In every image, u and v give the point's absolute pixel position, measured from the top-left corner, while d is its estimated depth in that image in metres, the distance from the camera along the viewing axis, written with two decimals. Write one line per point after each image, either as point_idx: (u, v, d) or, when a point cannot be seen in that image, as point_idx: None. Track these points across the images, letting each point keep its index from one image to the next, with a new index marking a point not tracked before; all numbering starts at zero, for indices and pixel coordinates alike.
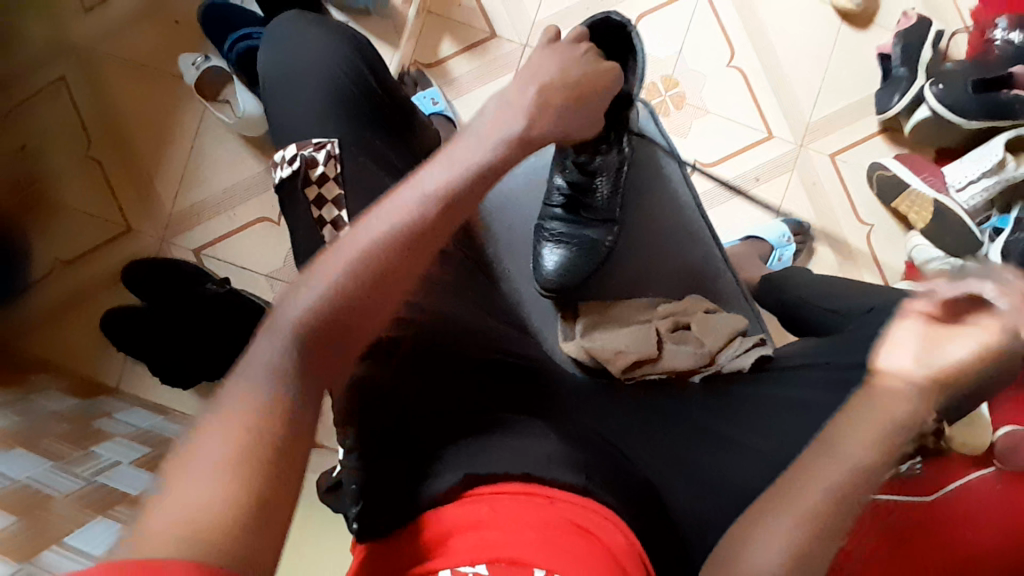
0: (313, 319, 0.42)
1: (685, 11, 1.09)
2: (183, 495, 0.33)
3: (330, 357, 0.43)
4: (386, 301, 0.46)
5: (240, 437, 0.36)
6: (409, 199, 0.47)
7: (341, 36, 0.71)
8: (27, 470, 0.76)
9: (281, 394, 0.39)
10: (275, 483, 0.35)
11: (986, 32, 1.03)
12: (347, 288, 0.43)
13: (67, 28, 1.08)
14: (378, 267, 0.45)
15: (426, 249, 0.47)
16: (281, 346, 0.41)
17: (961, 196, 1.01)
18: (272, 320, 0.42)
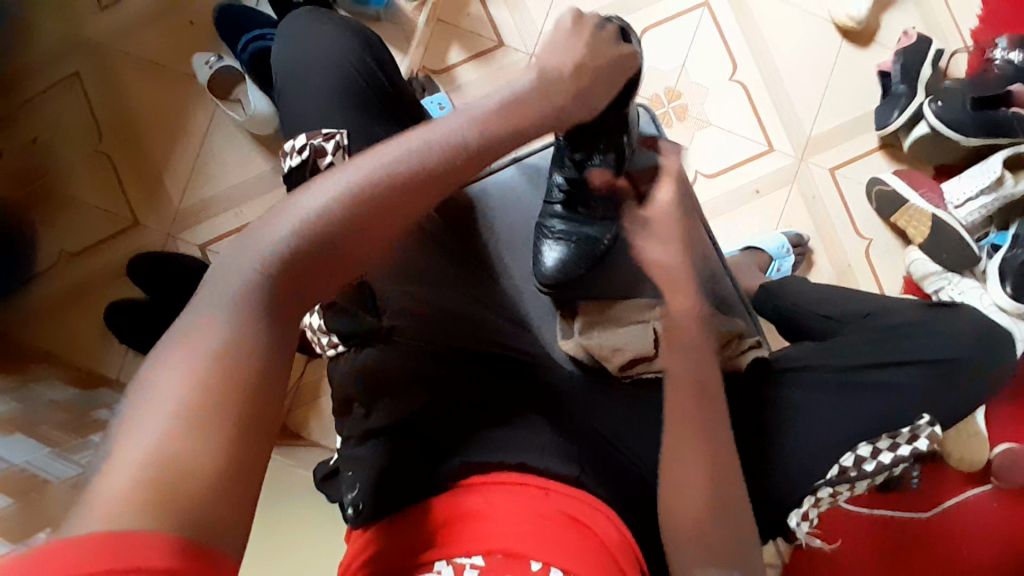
0: (280, 262, 0.44)
1: (688, 25, 1.11)
2: (145, 452, 0.34)
3: (292, 303, 0.44)
4: (357, 252, 0.46)
5: (204, 389, 0.37)
6: (391, 158, 0.48)
7: (351, 32, 0.73)
8: (25, 454, 0.76)
9: (244, 337, 0.40)
10: (241, 453, 0.36)
11: (986, 52, 1.07)
12: (315, 232, 0.45)
13: (83, 26, 1.10)
14: (350, 219, 0.45)
15: (403, 210, 0.48)
16: (245, 282, 0.42)
17: (960, 213, 1.02)
18: (240, 256, 0.43)
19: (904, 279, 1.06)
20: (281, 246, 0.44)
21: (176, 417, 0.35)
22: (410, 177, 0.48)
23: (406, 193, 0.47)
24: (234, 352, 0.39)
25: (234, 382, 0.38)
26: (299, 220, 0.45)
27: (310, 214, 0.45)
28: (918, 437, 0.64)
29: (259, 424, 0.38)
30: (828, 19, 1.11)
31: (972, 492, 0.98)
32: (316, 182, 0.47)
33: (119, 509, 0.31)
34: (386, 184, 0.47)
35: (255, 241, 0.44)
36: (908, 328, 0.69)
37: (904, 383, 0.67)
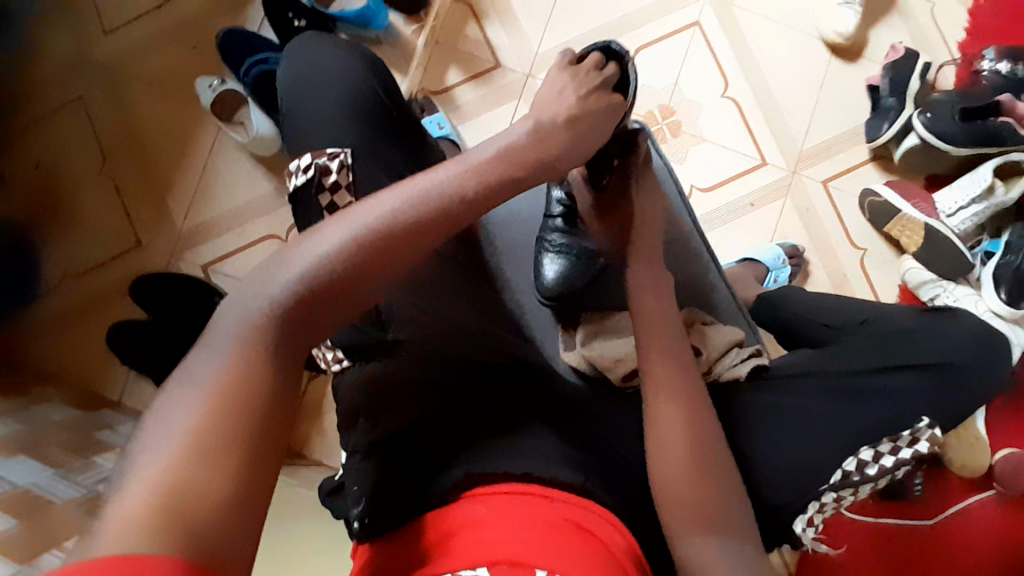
0: (289, 299, 0.44)
1: (680, 44, 1.14)
2: (155, 477, 0.35)
3: (300, 340, 0.44)
4: (370, 286, 0.47)
5: (216, 416, 0.38)
6: (396, 196, 0.49)
7: (355, 54, 0.75)
8: (29, 476, 0.76)
9: (257, 366, 0.41)
10: (249, 478, 0.37)
11: (974, 64, 1.10)
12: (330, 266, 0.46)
13: (89, 52, 1.13)
14: (357, 256, 0.46)
15: (408, 247, 0.48)
16: (260, 312, 0.43)
17: (952, 221, 1.04)
18: (250, 294, 0.44)
19: (898, 288, 1.08)
20: (290, 284, 0.45)
21: (186, 442, 0.36)
22: (415, 215, 0.49)
23: (411, 230, 0.48)
24: (243, 378, 0.40)
25: (243, 408, 0.39)
26: (308, 258, 0.46)
27: (327, 247, 0.46)
28: (918, 439, 0.65)
29: (266, 448, 0.39)
30: (817, 36, 1.14)
31: (975, 499, 0.98)
32: (326, 223, 0.48)
33: (128, 529, 0.32)
34: (393, 222, 0.48)
35: (272, 272, 0.45)
36: (905, 333, 0.70)
37: (906, 392, 0.67)
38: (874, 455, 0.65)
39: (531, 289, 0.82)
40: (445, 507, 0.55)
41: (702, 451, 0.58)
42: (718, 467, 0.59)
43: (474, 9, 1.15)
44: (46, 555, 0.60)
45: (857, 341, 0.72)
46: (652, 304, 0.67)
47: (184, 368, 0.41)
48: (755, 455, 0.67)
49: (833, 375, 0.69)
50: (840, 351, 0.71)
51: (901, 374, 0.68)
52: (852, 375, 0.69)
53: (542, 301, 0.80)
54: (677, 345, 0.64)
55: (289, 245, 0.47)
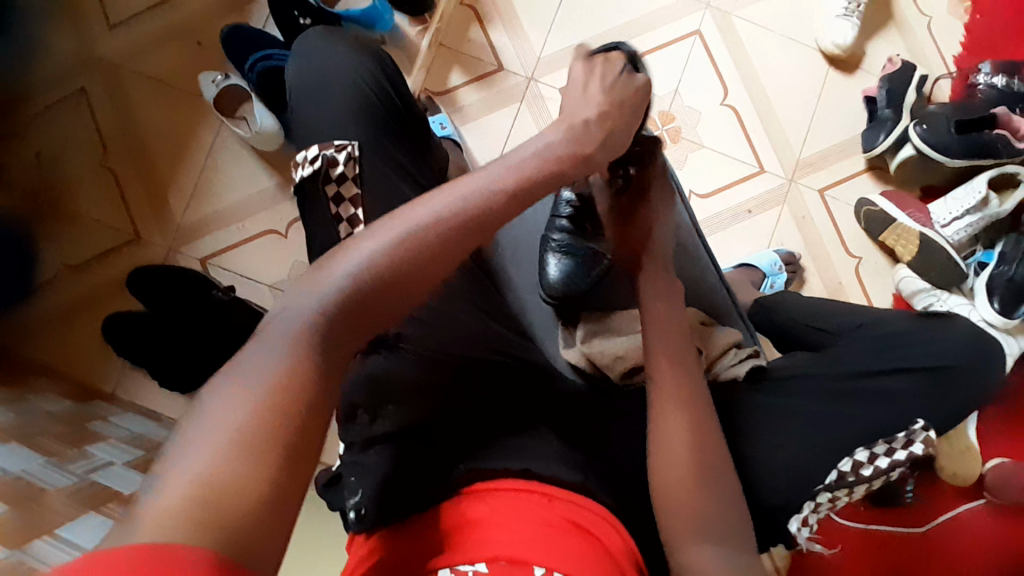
0: (333, 305, 0.44)
1: (682, 51, 1.16)
2: (196, 471, 0.34)
3: (344, 344, 0.44)
4: (410, 292, 0.47)
5: (259, 414, 0.37)
6: (438, 203, 0.49)
7: (363, 50, 0.76)
8: (21, 463, 0.75)
9: (302, 367, 0.40)
10: (286, 477, 0.36)
11: (969, 77, 1.12)
12: (375, 271, 0.46)
13: (93, 45, 1.13)
14: (398, 262, 0.46)
15: (446, 254, 0.48)
16: (305, 315, 0.43)
17: (947, 232, 1.05)
18: (297, 298, 0.44)
19: (893, 297, 1.09)
20: (335, 289, 0.45)
21: (227, 438, 0.36)
22: (457, 221, 0.49)
23: (451, 236, 0.49)
24: (288, 377, 0.40)
25: (286, 408, 0.38)
26: (353, 264, 0.46)
27: (374, 252, 0.46)
28: (913, 441, 0.66)
29: (306, 449, 0.38)
30: (816, 47, 1.15)
31: (964, 507, 0.98)
32: (368, 230, 0.48)
33: (167, 522, 0.32)
34: (434, 229, 0.48)
35: (320, 276, 0.46)
36: (900, 335, 0.71)
37: (903, 394, 0.68)
38: (866, 456, 0.65)
39: (535, 289, 0.84)
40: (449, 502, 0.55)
41: (701, 447, 0.59)
42: (717, 466, 0.59)
43: (479, 12, 1.16)
44: (35, 542, 0.61)
45: (854, 345, 0.72)
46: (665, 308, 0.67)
47: (230, 365, 0.40)
48: (754, 456, 0.67)
49: (831, 376, 0.70)
50: (840, 355, 0.72)
51: (897, 376, 0.69)
52: (851, 376, 0.69)
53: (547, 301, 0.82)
54: (680, 346, 0.64)
55: (337, 250, 0.47)
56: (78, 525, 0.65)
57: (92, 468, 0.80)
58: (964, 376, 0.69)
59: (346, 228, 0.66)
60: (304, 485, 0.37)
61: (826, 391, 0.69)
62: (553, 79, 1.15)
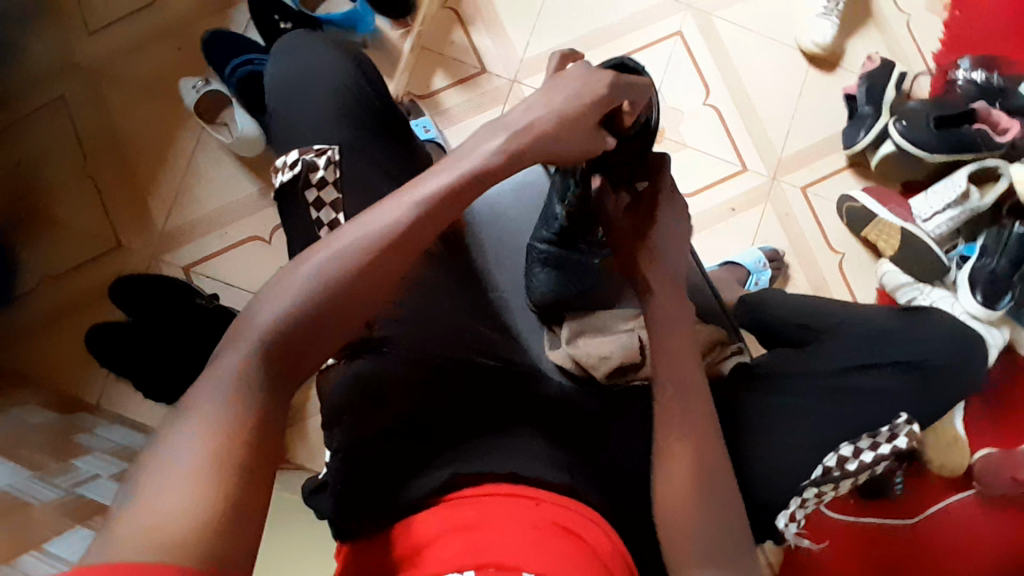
0: (276, 332, 0.46)
1: (664, 52, 1.16)
2: (156, 499, 0.36)
3: (307, 351, 0.47)
4: (352, 308, 0.49)
5: (213, 440, 0.39)
6: (393, 207, 0.51)
7: (342, 53, 0.75)
8: (5, 477, 0.74)
9: (251, 393, 0.42)
10: (244, 494, 0.38)
11: (948, 73, 1.14)
12: (313, 294, 0.47)
13: (71, 52, 1.11)
14: (335, 283, 0.48)
15: (382, 267, 0.50)
16: (250, 343, 0.45)
17: (927, 226, 1.07)
18: (240, 328, 0.46)
19: (876, 292, 1.10)
20: (295, 298, 0.47)
21: (195, 444, 0.39)
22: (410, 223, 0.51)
23: (406, 239, 0.51)
24: (239, 403, 0.42)
25: (238, 432, 0.40)
26: (311, 273, 0.48)
27: (310, 275, 0.48)
28: (897, 435, 0.67)
29: (262, 466, 0.40)
30: (796, 46, 1.16)
31: (953, 498, 0.99)
32: (304, 254, 0.50)
33: (132, 544, 0.33)
34: (388, 234, 0.50)
35: (261, 305, 0.47)
36: (881, 331, 0.72)
37: (887, 388, 0.69)
38: (852, 451, 0.66)
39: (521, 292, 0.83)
40: (427, 510, 0.56)
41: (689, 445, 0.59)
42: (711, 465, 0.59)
43: (461, 14, 1.16)
44: (22, 555, 0.60)
45: (836, 344, 0.72)
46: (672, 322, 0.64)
47: (181, 399, 0.42)
48: (742, 452, 0.67)
49: (815, 371, 0.70)
50: (822, 352, 0.72)
51: (878, 371, 0.70)
52: (835, 374, 0.70)
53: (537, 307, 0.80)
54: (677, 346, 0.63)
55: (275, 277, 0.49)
56: (64, 538, 0.64)
57: (79, 482, 0.79)
58: (948, 369, 0.70)
59: (328, 231, 0.66)
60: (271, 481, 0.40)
61: (812, 388, 0.70)
62: (536, 81, 1.15)
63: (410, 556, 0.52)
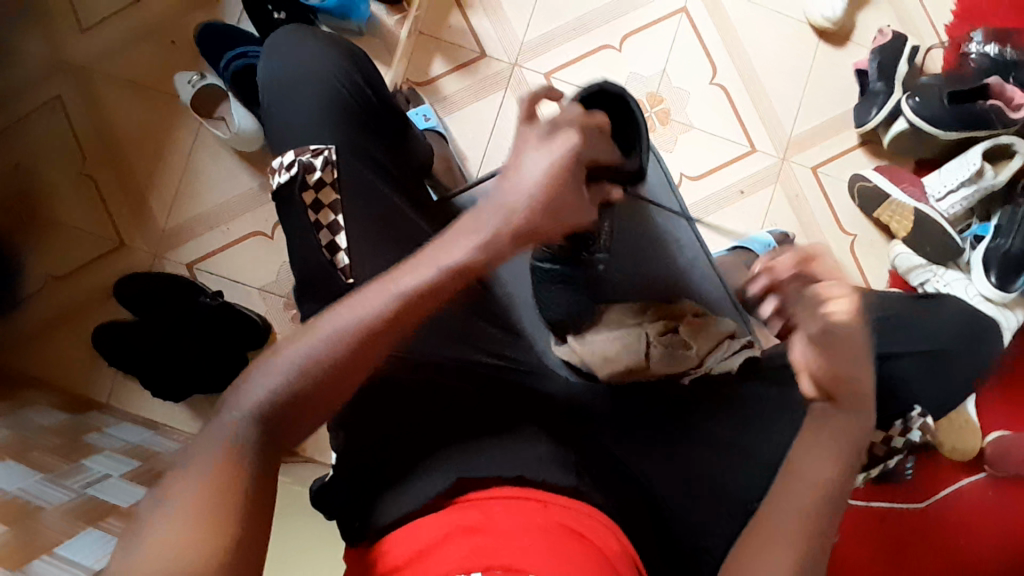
0: (264, 412, 0.47)
1: (668, 31, 1.13)
2: (163, 552, 0.40)
3: (288, 434, 0.48)
4: (337, 389, 0.50)
5: (210, 493, 0.43)
6: (383, 295, 0.50)
7: (335, 48, 0.73)
8: (18, 482, 0.75)
9: (240, 457, 0.45)
10: (246, 536, 0.42)
11: (962, 46, 1.10)
12: (301, 376, 0.48)
13: (65, 48, 1.10)
14: (324, 366, 0.49)
15: (372, 348, 0.50)
16: (238, 421, 0.46)
17: (941, 205, 1.04)
18: (230, 406, 0.47)
19: (889, 274, 1.07)
20: (282, 380, 0.48)
21: (196, 504, 0.42)
22: (404, 309, 0.51)
23: (397, 326, 0.51)
24: (229, 464, 0.44)
25: (231, 484, 0.44)
26: (297, 353, 0.49)
27: (300, 357, 0.48)
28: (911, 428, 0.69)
29: (257, 509, 0.44)
30: (804, 21, 1.12)
31: (966, 481, 0.98)
32: (294, 335, 0.50)
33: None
34: (380, 317, 0.50)
35: (248, 386, 0.48)
36: (896, 320, 0.68)
37: (909, 384, 0.67)
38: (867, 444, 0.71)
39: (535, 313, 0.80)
40: (425, 515, 0.55)
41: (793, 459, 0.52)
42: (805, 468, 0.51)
43: None
44: (36, 561, 0.62)
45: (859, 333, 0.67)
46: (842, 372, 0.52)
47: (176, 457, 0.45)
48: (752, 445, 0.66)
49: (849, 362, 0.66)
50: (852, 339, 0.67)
51: (904, 358, 0.66)
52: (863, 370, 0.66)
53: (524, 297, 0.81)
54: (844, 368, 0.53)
55: (264, 356, 0.49)
56: (78, 540, 0.67)
57: (91, 482, 0.80)
58: (972, 351, 0.68)
59: (326, 233, 0.66)
60: (268, 510, 0.45)
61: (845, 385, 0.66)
62: (536, 64, 1.12)
63: (414, 560, 0.51)
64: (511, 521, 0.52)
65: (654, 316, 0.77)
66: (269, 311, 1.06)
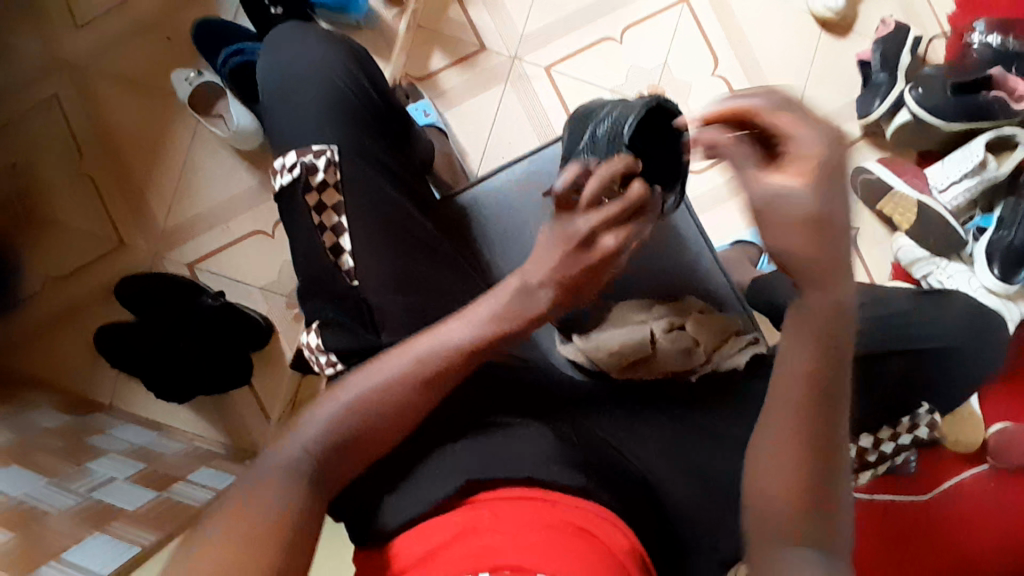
0: (330, 437, 0.57)
1: (670, 23, 1.12)
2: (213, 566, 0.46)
3: (346, 461, 0.57)
4: (393, 426, 0.59)
5: (261, 511, 0.51)
6: (434, 344, 0.61)
7: (337, 47, 0.73)
8: (22, 487, 0.75)
9: (295, 479, 0.54)
10: (292, 551, 0.50)
11: (964, 36, 1.09)
12: (364, 409, 0.58)
13: (59, 46, 1.08)
14: (383, 404, 0.59)
15: (425, 391, 0.60)
16: (308, 442, 0.56)
17: (944, 197, 1.03)
18: (301, 430, 0.57)
19: (891, 267, 1.08)
20: (347, 411, 0.58)
21: (247, 521, 0.50)
22: (452, 359, 0.61)
23: (436, 375, 0.60)
24: (285, 488, 0.53)
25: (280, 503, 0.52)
26: (362, 389, 0.59)
27: (364, 394, 0.58)
28: (918, 425, 0.70)
29: (306, 527, 0.52)
30: (806, 11, 1.12)
31: (968, 472, 1.00)
32: (357, 375, 0.59)
33: None
34: (418, 373, 0.60)
35: (317, 416, 0.58)
36: (904, 316, 0.68)
37: (914, 378, 0.67)
38: (877, 441, 0.71)
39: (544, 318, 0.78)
40: (436, 515, 0.55)
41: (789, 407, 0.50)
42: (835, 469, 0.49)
43: None
44: (44, 566, 0.62)
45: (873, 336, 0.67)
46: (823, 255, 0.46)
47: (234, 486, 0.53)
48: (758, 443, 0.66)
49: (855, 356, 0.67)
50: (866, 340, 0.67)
51: (911, 359, 0.67)
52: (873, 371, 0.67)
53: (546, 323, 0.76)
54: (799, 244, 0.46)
55: (332, 391, 0.60)
56: (83, 547, 0.67)
57: (95, 485, 0.80)
58: (979, 344, 0.68)
59: (330, 235, 0.66)
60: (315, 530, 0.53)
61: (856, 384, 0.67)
62: (537, 58, 1.11)
63: (424, 561, 0.51)
64: (519, 520, 0.52)
65: (660, 312, 0.74)
66: (271, 311, 1.06)
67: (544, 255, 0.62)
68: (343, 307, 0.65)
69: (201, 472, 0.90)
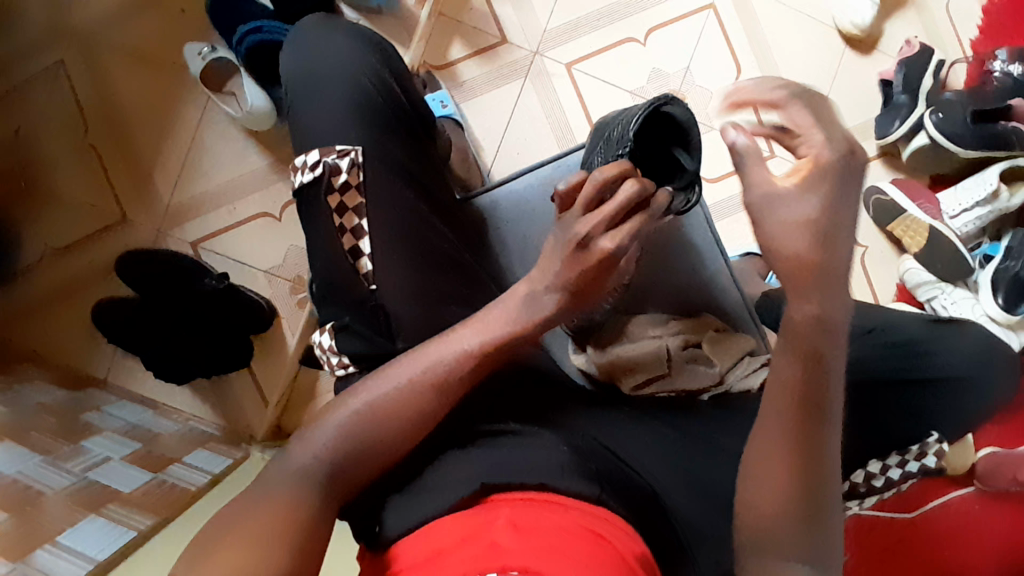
0: (340, 440, 0.57)
1: (695, 28, 1.10)
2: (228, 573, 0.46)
3: (355, 468, 0.57)
4: (404, 432, 0.58)
5: (270, 525, 0.51)
6: (446, 350, 0.61)
7: (363, 40, 0.71)
8: (15, 465, 0.73)
9: (305, 496, 0.53)
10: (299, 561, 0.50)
11: (986, 63, 1.08)
12: (374, 413, 0.58)
13: (69, 11, 1.05)
14: (393, 407, 0.58)
15: (438, 398, 0.59)
16: (319, 444, 0.56)
17: (955, 223, 1.04)
18: (314, 434, 0.57)
19: (897, 287, 1.08)
20: (358, 415, 0.58)
21: (258, 538, 0.49)
22: (464, 365, 0.60)
23: (449, 382, 0.60)
24: (295, 500, 0.53)
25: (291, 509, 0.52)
26: (375, 394, 0.59)
27: (374, 398, 0.59)
28: (926, 453, 0.72)
29: (314, 537, 0.52)
30: (833, 26, 1.11)
31: (955, 494, 0.97)
32: (370, 379, 0.60)
33: None
34: (428, 377, 0.59)
35: (330, 417, 0.58)
36: (913, 344, 0.69)
37: (927, 408, 0.67)
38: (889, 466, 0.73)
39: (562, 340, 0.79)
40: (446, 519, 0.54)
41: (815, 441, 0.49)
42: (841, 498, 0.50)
43: None
44: (40, 551, 0.61)
45: (890, 362, 0.68)
46: (792, 231, 0.48)
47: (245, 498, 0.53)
48: None
49: (876, 380, 0.67)
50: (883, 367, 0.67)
51: (922, 388, 0.67)
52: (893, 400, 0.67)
53: (559, 330, 0.79)
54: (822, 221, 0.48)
55: (344, 394, 0.60)
56: (79, 532, 0.66)
57: (91, 465, 0.78)
58: (991, 376, 0.69)
59: (350, 238, 0.65)
60: (322, 541, 0.53)
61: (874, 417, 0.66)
62: (558, 54, 1.09)
63: (433, 561, 0.50)
64: (531, 522, 0.51)
65: (675, 328, 0.75)
66: (275, 297, 1.04)
67: (551, 259, 0.60)
68: (361, 312, 0.64)
69: (195, 455, 0.90)
